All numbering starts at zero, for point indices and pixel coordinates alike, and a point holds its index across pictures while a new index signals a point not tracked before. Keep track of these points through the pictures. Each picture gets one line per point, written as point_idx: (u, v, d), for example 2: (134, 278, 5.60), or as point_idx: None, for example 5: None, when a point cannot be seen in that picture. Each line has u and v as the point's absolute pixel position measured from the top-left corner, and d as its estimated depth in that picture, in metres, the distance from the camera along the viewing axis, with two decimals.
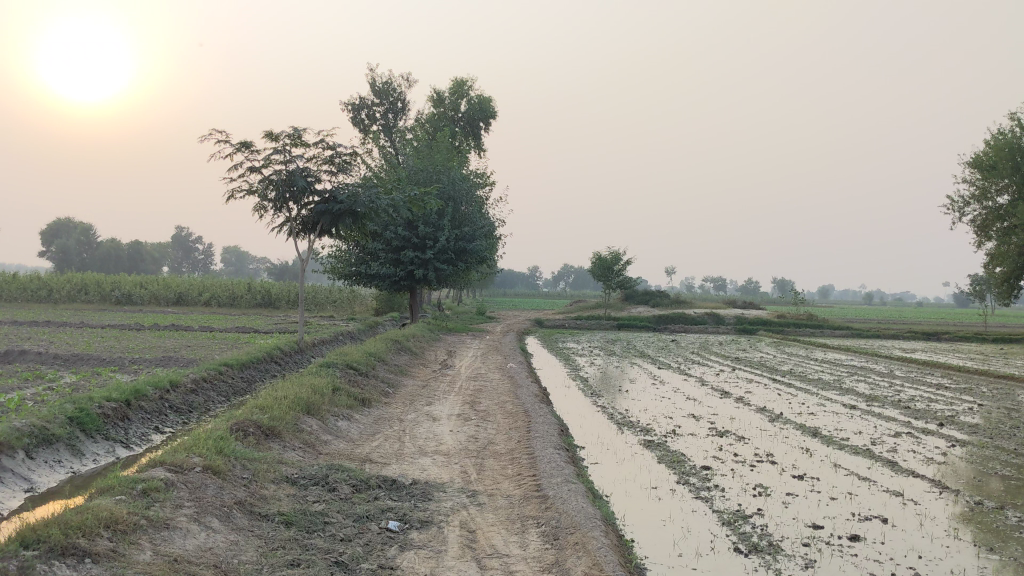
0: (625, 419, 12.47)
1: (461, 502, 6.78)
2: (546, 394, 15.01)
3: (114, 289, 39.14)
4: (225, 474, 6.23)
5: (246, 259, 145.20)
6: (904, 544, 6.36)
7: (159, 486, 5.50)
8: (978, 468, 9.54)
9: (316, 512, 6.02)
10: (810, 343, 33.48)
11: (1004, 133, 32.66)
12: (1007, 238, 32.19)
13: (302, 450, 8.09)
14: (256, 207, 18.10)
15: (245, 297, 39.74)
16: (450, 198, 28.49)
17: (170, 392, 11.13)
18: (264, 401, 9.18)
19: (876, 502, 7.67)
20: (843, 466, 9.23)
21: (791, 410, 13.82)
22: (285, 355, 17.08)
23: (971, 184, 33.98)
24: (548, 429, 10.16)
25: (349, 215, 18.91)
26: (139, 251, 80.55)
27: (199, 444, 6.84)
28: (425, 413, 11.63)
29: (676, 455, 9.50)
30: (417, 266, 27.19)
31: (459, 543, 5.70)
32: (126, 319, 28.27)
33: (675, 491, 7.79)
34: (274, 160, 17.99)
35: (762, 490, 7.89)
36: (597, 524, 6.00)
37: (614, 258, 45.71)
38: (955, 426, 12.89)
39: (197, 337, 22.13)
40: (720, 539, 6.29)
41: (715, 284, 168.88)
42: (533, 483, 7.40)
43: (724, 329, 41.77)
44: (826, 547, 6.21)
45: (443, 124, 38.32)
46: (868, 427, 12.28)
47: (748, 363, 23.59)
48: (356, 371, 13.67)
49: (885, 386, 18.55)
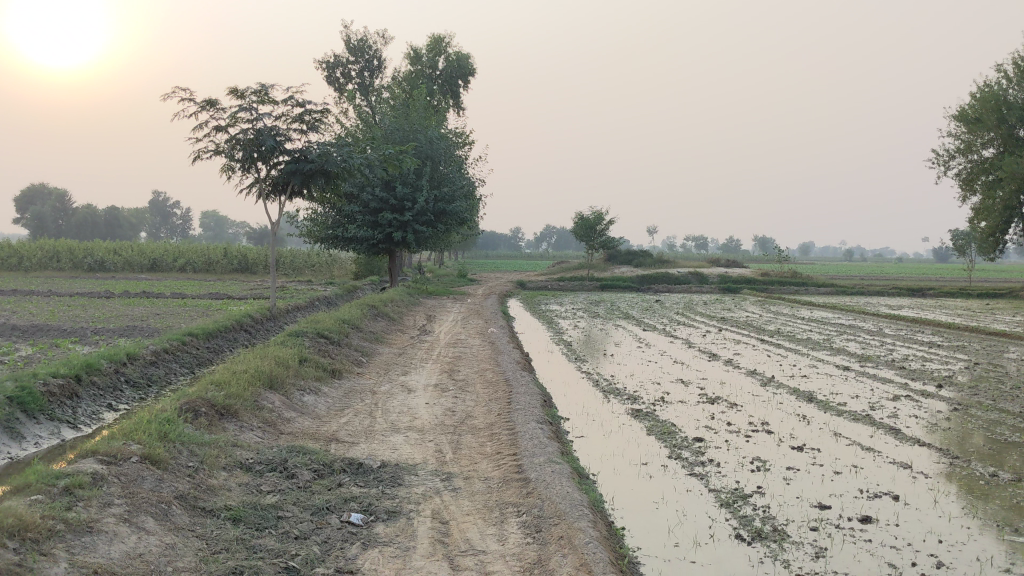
0: (611, 385, 11.88)
1: (434, 487, 6.17)
2: (528, 360, 14.33)
3: (86, 256, 38.08)
4: (165, 464, 5.55)
5: (225, 225, 143.62)
6: (920, 526, 5.77)
7: (85, 483, 4.80)
8: (987, 434, 8.96)
9: (268, 505, 5.36)
10: (794, 301, 33.04)
11: (991, 85, 32.11)
12: (992, 191, 31.75)
13: (261, 431, 7.43)
14: (222, 169, 17.31)
15: (221, 262, 38.85)
16: (427, 157, 27.43)
17: (126, 365, 10.40)
18: (221, 376, 8.47)
19: (884, 477, 7.08)
20: (843, 435, 8.69)
21: (783, 373, 13.28)
22: (255, 323, 16.34)
23: (956, 137, 33.44)
24: (530, 400, 9.56)
25: (321, 176, 18.12)
26: (117, 217, 79.06)
27: (141, 428, 6.15)
28: (400, 384, 11.00)
29: (666, 426, 8.90)
30: (395, 228, 26.36)
31: (429, 538, 5.07)
32: (96, 287, 27.46)
33: (666, 467, 7.20)
34: (240, 119, 17.14)
35: (760, 466, 7.28)
36: (585, 513, 5.37)
37: (596, 217, 45.08)
38: (954, 387, 12.39)
39: (168, 304, 21.36)
40: (720, 525, 5.68)
41: (696, 242, 168.51)
42: (514, 462, 6.80)
43: (708, 288, 41.26)
44: (837, 532, 5.59)
45: (421, 80, 37.23)
46: (865, 390, 11.74)
47: (734, 323, 23.06)
48: (328, 340, 12.95)
49: (877, 345, 18.06)
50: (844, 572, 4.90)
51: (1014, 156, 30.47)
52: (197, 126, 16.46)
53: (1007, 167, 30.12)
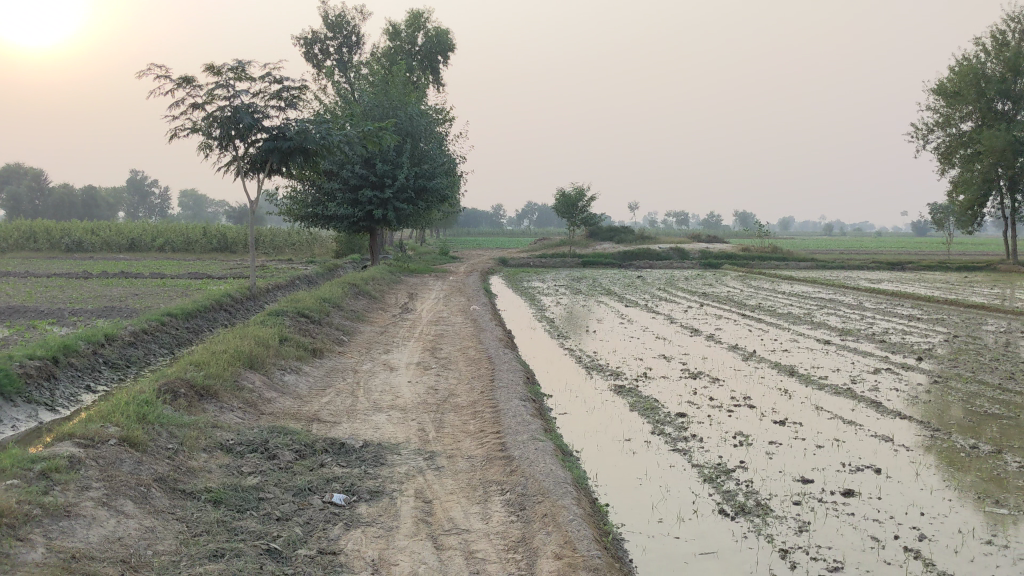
0: (594, 362, 11.87)
1: (417, 466, 6.13)
2: (510, 337, 14.30)
3: (64, 236, 37.66)
4: (143, 447, 5.47)
5: (204, 204, 142.37)
6: (902, 499, 5.79)
7: (61, 466, 4.71)
8: (967, 406, 9.02)
9: (250, 487, 5.31)
10: (774, 276, 33.14)
11: (969, 59, 32.22)
12: (971, 165, 31.90)
13: (242, 411, 7.36)
14: (199, 147, 17.10)
15: (200, 241, 38.53)
16: (407, 135, 27.21)
17: (105, 346, 10.28)
18: (200, 356, 8.38)
19: (866, 450, 7.11)
20: (825, 408, 8.72)
21: (764, 347, 13.33)
22: (235, 302, 16.21)
23: (935, 111, 33.54)
24: (513, 377, 9.53)
25: (300, 153, 17.94)
26: (94, 196, 78.24)
27: (120, 410, 6.06)
28: (382, 363, 10.95)
29: (649, 401, 8.90)
30: (375, 206, 26.19)
31: (412, 518, 5.04)
32: (74, 267, 27.16)
33: (650, 443, 7.20)
34: (217, 96, 16.92)
35: (743, 440, 7.29)
36: (569, 490, 5.35)
37: (578, 194, 44.99)
38: (934, 359, 12.49)
39: (147, 284, 21.16)
40: (703, 500, 5.68)
41: (677, 217, 168.81)
42: (497, 440, 6.76)
43: (690, 263, 41.32)
44: (820, 506, 5.60)
45: (400, 56, 36.88)
46: (846, 363, 11.79)
47: (715, 298, 23.09)
48: (309, 320, 12.85)
49: (857, 318, 18.18)
50: (827, 545, 4.91)
51: (992, 130, 30.71)
52: (173, 104, 16.23)
53: (985, 141, 30.37)
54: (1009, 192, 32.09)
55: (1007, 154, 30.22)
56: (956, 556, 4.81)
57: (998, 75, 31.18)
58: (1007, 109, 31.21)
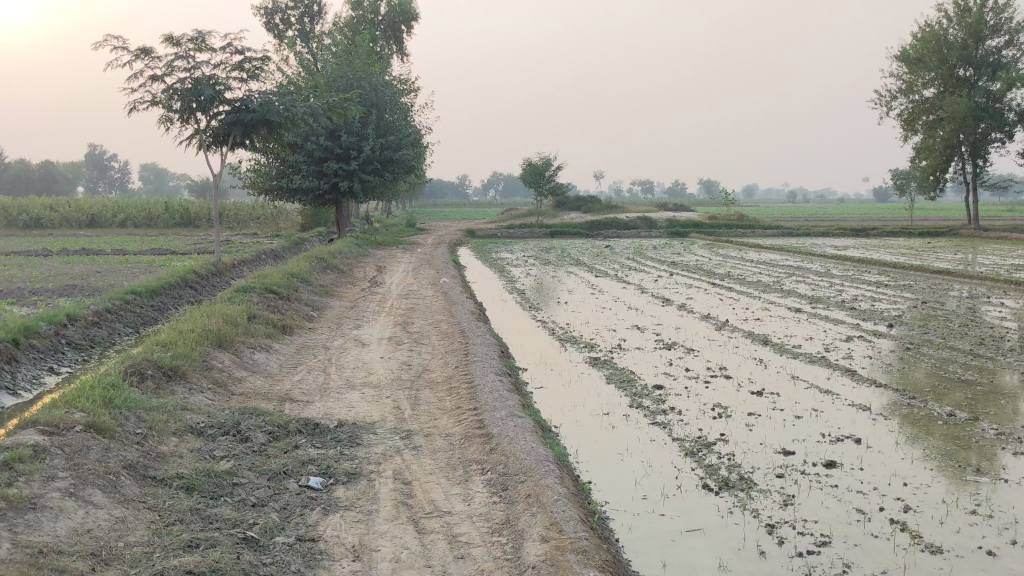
0: (567, 333, 11.77)
1: (394, 446, 6.00)
2: (482, 310, 14.16)
3: (22, 214, 36.76)
4: (112, 433, 5.28)
5: (165, 177, 140.13)
6: (884, 469, 5.77)
7: (25, 456, 4.51)
8: (940, 373, 9.06)
9: (223, 472, 5.15)
10: (741, 244, 33.18)
11: (931, 25, 32.35)
12: (933, 131, 32.11)
13: (212, 392, 7.18)
14: (159, 120, 16.69)
15: (162, 216, 37.85)
16: (373, 105, 26.78)
17: (67, 326, 10.00)
18: (167, 336, 8.16)
19: (843, 420, 7.09)
20: (801, 378, 8.70)
21: (736, 316, 13.31)
22: (201, 278, 15.90)
23: (898, 78, 33.66)
24: (487, 352, 9.42)
25: (263, 125, 17.57)
26: (52, 172, 76.62)
27: (85, 394, 5.86)
28: (354, 338, 10.79)
29: (625, 373, 8.83)
30: (341, 178, 25.85)
31: (392, 501, 4.91)
32: (32, 245, 26.53)
33: (629, 417, 7.12)
34: (176, 67, 16.49)
35: (721, 412, 7.23)
36: (552, 469, 5.26)
37: (544, 163, 44.80)
38: (904, 326, 12.54)
39: (108, 261, 20.72)
40: (687, 475, 5.62)
41: (643, 186, 169.02)
42: (475, 418, 6.64)
43: (657, 232, 41.34)
44: (804, 478, 5.57)
45: (363, 26, 36.24)
46: (819, 332, 11.81)
47: (684, 267, 23.05)
48: (277, 296, 12.62)
49: (826, 285, 18.26)
50: (814, 519, 4.86)
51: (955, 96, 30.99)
52: (131, 76, 15.78)
53: (948, 106, 30.64)
54: (970, 158, 32.33)
55: (968, 120, 30.53)
56: (942, 527, 4.80)
57: (960, 41, 31.35)
58: (969, 75, 31.44)
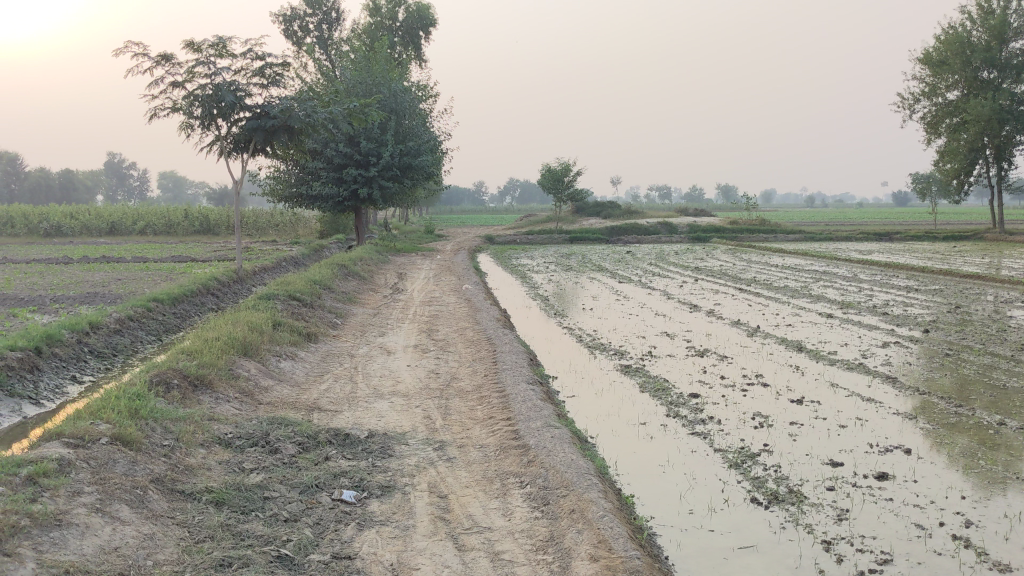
0: (595, 341, 11.54)
1: (427, 457, 5.81)
2: (506, 316, 13.99)
3: (42, 221, 36.85)
4: (138, 445, 5.11)
5: (184, 185, 141.20)
6: (939, 482, 5.52)
7: (50, 470, 4.34)
8: (984, 381, 8.74)
9: (253, 485, 4.97)
10: (765, 249, 32.75)
11: (955, 27, 31.94)
12: (957, 134, 31.66)
13: (237, 401, 7.00)
14: (180, 126, 16.59)
15: (182, 224, 37.89)
16: (392, 111, 26.65)
17: (89, 335, 9.86)
18: (191, 345, 7.98)
19: (890, 429, 6.83)
20: (841, 385, 8.44)
21: (768, 322, 13.05)
22: (223, 285, 15.76)
23: (921, 80, 33.17)
24: (517, 359, 9.20)
25: (284, 131, 17.42)
26: (70, 180, 77.04)
27: (110, 404, 5.68)
28: (379, 346, 10.61)
29: (660, 382, 8.60)
30: (361, 184, 25.72)
31: (429, 516, 4.71)
32: (54, 252, 26.54)
33: (667, 427, 6.90)
34: (197, 73, 16.40)
35: (763, 422, 6.98)
36: (594, 483, 5.04)
37: (564, 168, 44.55)
38: (941, 331, 12.23)
39: (129, 268, 20.66)
40: (733, 488, 5.39)
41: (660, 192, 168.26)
42: (510, 428, 6.43)
43: (678, 238, 41.00)
44: (856, 492, 5.32)
45: (381, 32, 36.16)
46: (854, 337, 11.54)
47: (708, 272, 22.79)
48: (300, 302, 12.47)
49: (855, 290, 17.94)
50: (872, 535, 4.63)
51: (979, 99, 30.57)
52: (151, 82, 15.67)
53: (971, 109, 30.24)
54: (994, 162, 31.85)
55: (992, 122, 30.13)
56: (1007, 543, 4.55)
57: (983, 43, 30.95)
58: (993, 77, 31.01)
